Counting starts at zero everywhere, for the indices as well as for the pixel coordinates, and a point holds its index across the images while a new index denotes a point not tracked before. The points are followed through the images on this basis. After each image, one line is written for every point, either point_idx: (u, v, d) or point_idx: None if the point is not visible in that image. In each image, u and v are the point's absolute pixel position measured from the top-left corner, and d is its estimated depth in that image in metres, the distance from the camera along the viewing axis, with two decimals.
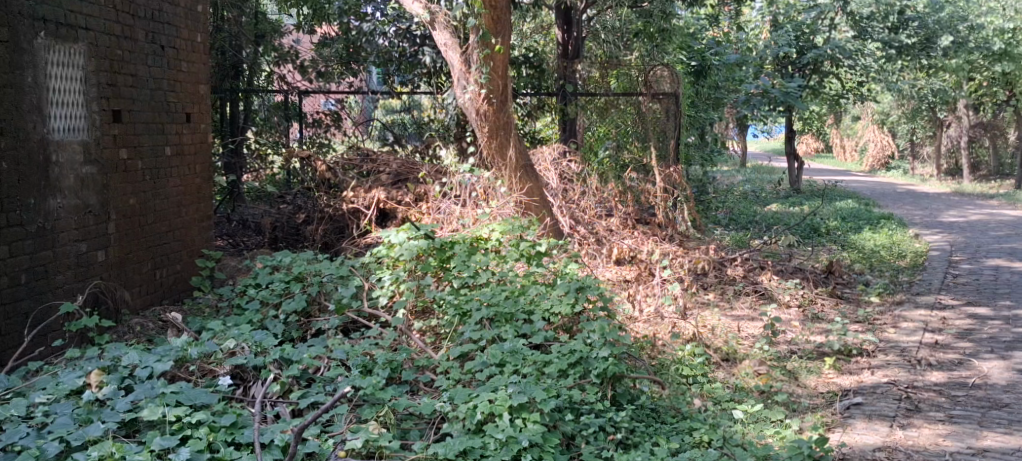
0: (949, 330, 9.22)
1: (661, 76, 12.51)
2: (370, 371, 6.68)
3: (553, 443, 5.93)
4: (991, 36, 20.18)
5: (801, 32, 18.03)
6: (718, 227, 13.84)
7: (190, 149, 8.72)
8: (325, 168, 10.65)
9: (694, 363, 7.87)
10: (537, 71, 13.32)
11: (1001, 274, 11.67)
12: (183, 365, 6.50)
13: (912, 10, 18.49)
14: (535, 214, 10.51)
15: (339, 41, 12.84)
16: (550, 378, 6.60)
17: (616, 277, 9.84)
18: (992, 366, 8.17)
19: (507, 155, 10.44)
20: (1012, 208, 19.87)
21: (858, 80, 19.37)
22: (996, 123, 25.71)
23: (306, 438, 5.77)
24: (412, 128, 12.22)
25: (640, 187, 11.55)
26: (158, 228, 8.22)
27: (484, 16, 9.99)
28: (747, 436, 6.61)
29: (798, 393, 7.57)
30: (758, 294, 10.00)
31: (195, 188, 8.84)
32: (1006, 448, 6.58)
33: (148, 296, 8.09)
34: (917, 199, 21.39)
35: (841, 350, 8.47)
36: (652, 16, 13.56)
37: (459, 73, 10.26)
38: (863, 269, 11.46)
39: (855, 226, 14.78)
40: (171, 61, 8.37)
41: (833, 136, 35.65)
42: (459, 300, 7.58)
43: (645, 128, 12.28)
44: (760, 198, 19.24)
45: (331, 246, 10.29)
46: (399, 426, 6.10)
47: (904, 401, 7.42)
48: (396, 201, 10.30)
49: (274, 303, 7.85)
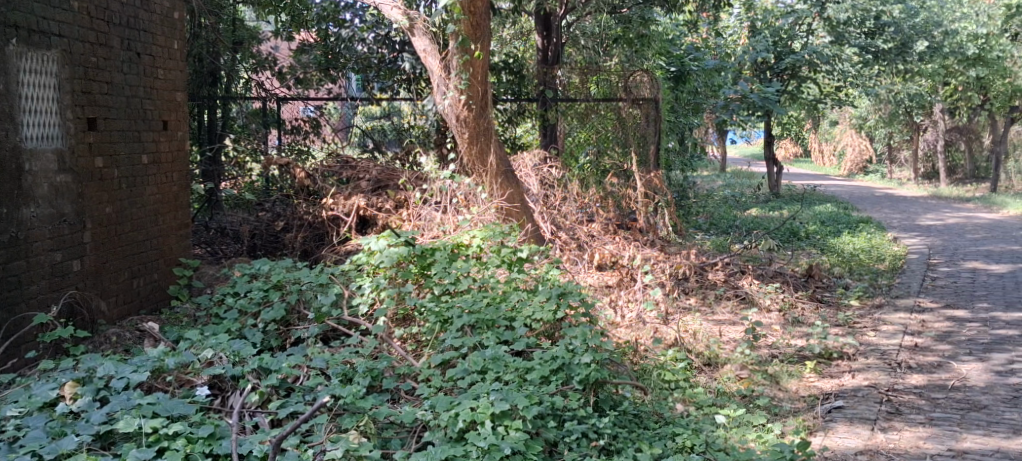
0: (928, 332, 9.25)
1: (641, 81, 12.40)
2: (350, 379, 6.63)
3: (536, 450, 5.88)
4: (965, 42, 20.41)
5: (779, 37, 18.30)
6: (699, 232, 13.87)
7: (167, 158, 8.63)
8: (304, 175, 10.53)
9: (676, 368, 7.82)
10: (517, 77, 13.22)
11: (977, 277, 11.73)
12: (160, 375, 6.41)
13: (889, 15, 18.31)
14: (516, 219, 10.47)
15: (317, 47, 12.77)
16: (532, 385, 6.57)
17: (598, 283, 9.82)
18: (971, 368, 8.18)
19: (487, 161, 10.42)
20: (988, 211, 19.94)
21: (836, 85, 19.42)
22: (971, 127, 25.95)
23: (285, 449, 5.70)
24: (392, 135, 12.35)
25: (621, 192, 11.54)
26: (135, 237, 8.12)
27: (463, 22, 9.90)
28: (730, 440, 6.58)
29: (780, 397, 7.56)
30: (739, 298, 10.01)
31: (172, 196, 8.74)
32: (985, 450, 6.58)
33: (125, 305, 7.98)
34: (895, 203, 21.45)
35: (822, 354, 8.47)
36: (630, 22, 13.53)
37: (438, 79, 10.23)
38: (842, 273, 11.47)
39: (834, 230, 14.80)
40: (147, 68, 8.28)
41: (811, 142, 35.87)
42: (440, 307, 7.54)
43: (625, 133, 12.31)
44: (740, 202, 19.25)
45: (311, 253, 10.22)
46: (380, 435, 6.06)
47: (886, 404, 7.42)
48: (376, 208, 10.22)
49: (253, 312, 7.78)
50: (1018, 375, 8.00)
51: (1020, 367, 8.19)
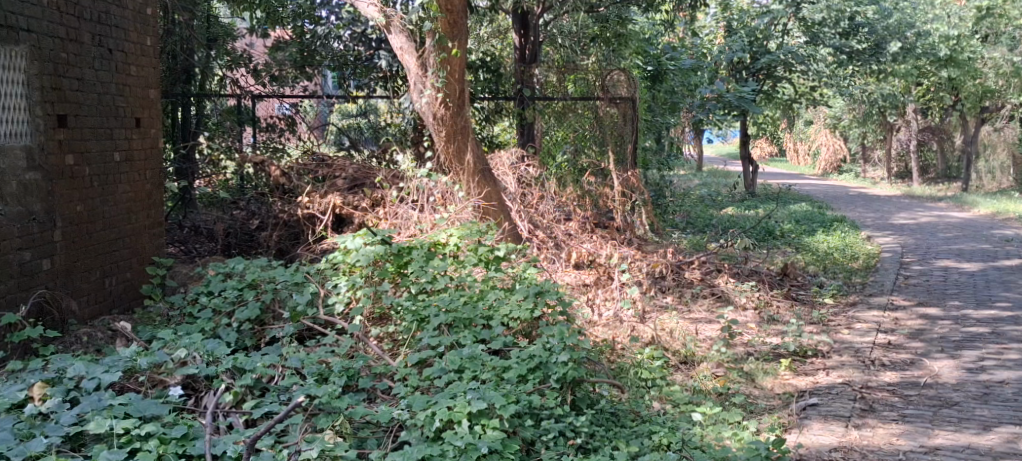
0: (901, 330, 9.29)
1: (618, 80, 12.51)
2: (326, 379, 6.58)
3: (513, 449, 5.85)
4: (937, 43, 20.54)
5: (755, 37, 18.30)
6: (675, 230, 13.89)
7: (140, 155, 8.53)
8: (279, 173, 10.47)
9: (653, 366, 7.81)
10: (494, 75, 13.26)
11: (949, 275, 11.79)
12: (132, 375, 6.34)
13: (863, 16, 18.51)
14: (494, 218, 10.39)
15: (293, 45, 12.68)
16: (510, 383, 6.54)
17: (575, 282, 9.81)
18: (943, 365, 8.23)
19: (465, 159, 10.35)
20: (960, 210, 20.10)
21: (810, 85, 19.47)
22: (943, 128, 26.14)
23: (260, 449, 5.65)
24: (368, 133, 12.16)
25: (598, 191, 11.52)
26: (107, 235, 8.02)
27: (439, 20, 9.89)
28: (706, 438, 6.57)
29: (755, 394, 7.57)
30: (715, 297, 10.03)
31: (145, 194, 8.62)
32: (957, 446, 6.62)
33: (97, 305, 7.89)
34: (869, 203, 21.40)
35: (796, 351, 8.49)
36: (607, 21, 13.55)
37: (415, 77, 10.15)
38: (817, 271, 11.50)
39: (809, 229, 14.85)
40: (120, 65, 8.18)
41: (786, 141, 36.02)
42: (417, 306, 7.50)
43: (603, 132, 12.27)
44: (716, 201, 19.29)
45: (286, 252, 10.16)
46: (356, 435, 6.02)
47: (860, 401, 7.43)
48: (352, 207, 10.16)
49: (227, 311, 7.70)
50: (988, 372, 8.04)
51: (990, 364, 8.24)
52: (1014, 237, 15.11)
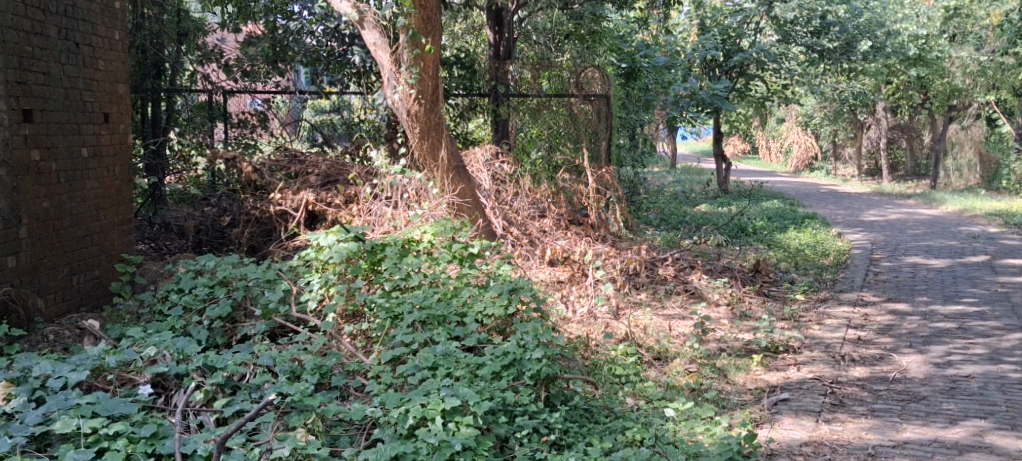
0: (871, 326, 9.34)
1: (592, 77, 12.57)
2: (298, 377, 6.52)
3: (487, 446, 5.84)
4: (906, 43, 20.70)
5: (727, 36, 18.47)
6: (649, 227, 13.91)
7: (108, 151, 8.40)
8: (251, 170, 10.41)
9: (627, 362, 7.80)
10: (468, 72, 13.06)
11: (918, 271, 11.88)
12: (100, 374, 6.28)
13: (833, 15, 18.37)
14: (468, 215, 10.32)
15: (265, 40, 12.57)
16: (483, 380, 6.52)
17: (549, 279, 9.80)
18: (911, 360, 8.28)
19: (439, 156, 10.26)
20: (928, 207, 20.28)
21: (783, 83, 19.55)
22: (912, 125, 26.34)
23: (230, 448, 5.60)
24: (341, 129, 12.08)
25: (573, 188, 11.44)
26: (75, 232, 7.92)
27: (413, 16, 9.86)
28: (679, 433, 6.57)
29: (727, 390, 7.58)
30: (688, 293, 10.03)
31: (114, 191, 8.48)
32: (924, 440, 6.66)
33: (65, 303, 7.78)
34: (840, 200, 21.54)
35: (768, 347, 8.51)
36: (582, 18, 13.58)
37: (389, 73, 10.10)
38: (789, 268, 11.55)
39: (781, 226, 14.91)
40: (87, 59, 8.06)
41: (759, 138, 36.19)
42: (391, 302, 7.44)
43: (577, 129, 12.37)
44: (690, 198, 19.36)
45: (257, 249, 10.03)
46: (328, 432, 5.98)
47: (830, 396, 7.47)
48: (325, 203, 10.09)
49: (198, 309, 7.63)
50: (956, 366, 8.10)
51: (957, 359, 8.29)
52: (980, 234, 15.26)
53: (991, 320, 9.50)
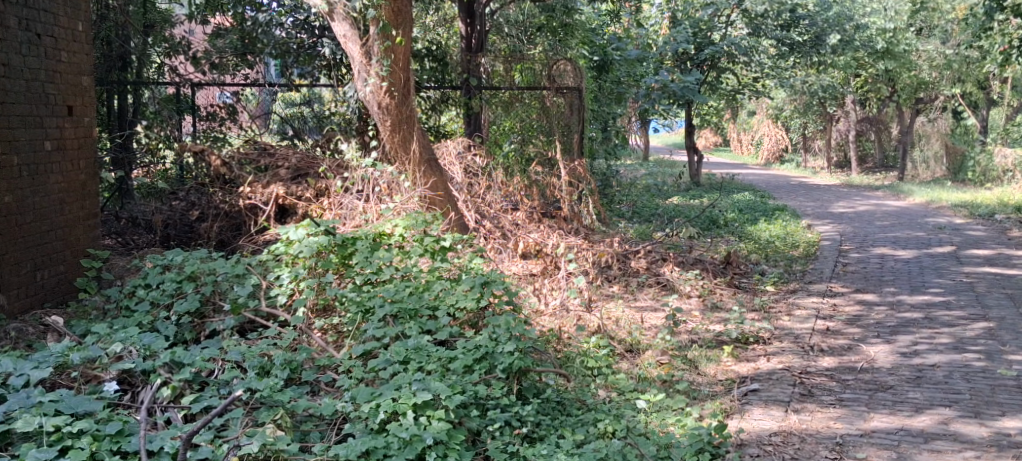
0: (839, 316, 9.40)
1: (564, 70, 12.51)
2: (267, 372, 6.47)
3: (459, 440, 5.81)
4: (874, 36, 20.83)
5: (698, 29, 18.34)
6: (622, 220, 13.92)
7: (72, 144, 8.27)
8: (219, 163, 10.28)
9: (599, 354, 7.81)
10: (440, 64, 13.16)
11: (886, 262, 11.98)
12: (64, 371, 6.20)
13: (803, 9, 18.63)
14: (440, 208, 10.28)
15: (233, 31, 12.40)
16: (455, 374, 6.49)
17: (522, 272, 9.81)
18: (879, 350, 8.33)
19: (411, 148, 10.26)
20: (896, 199, 20.46)
21: (753, 76, 19.64)
22: (880, 118, 26.56)
23: (198, 445, 5.53)
24: (312, 122, 12.04)
25: (545, 181, 11.54)
26: (38, 227, 7.81)
27: (384, 8, 9.75)
28: (650, 425, 6.57)
29: (698, 381, 7.59)
30: (660, 286, 10.07)
31: (79, 185, 8.36)
32: (891, 428, 6.70)
33: (29, 299, 7.68)
34: (809, 192, 21.73)
35: (738, 338, 8.53)
36: (554, 10, 13.50)
37: (359, 66, 9.99)
38: (759, 259, 11.60)
39: (751, 218, 14.98)
40: (49, 51, 7.94)
41: (730, 130, 36.34)
42: (362, 296, 7.40)
43: (550, 122, 12.21)
44: (662, 191, 19.42)
45: (227, 243, 9.96)
46: (298, 428, 5.93)
47: (799, 386, 7.50)
48: (296, 197, 10.03)
49: (165, 304, 7.54)
50: (921, 356, 8.16)
51: (923, 348, 8.36)
52: (946, 225, 15.41)
53: (956, 309, 9.59)
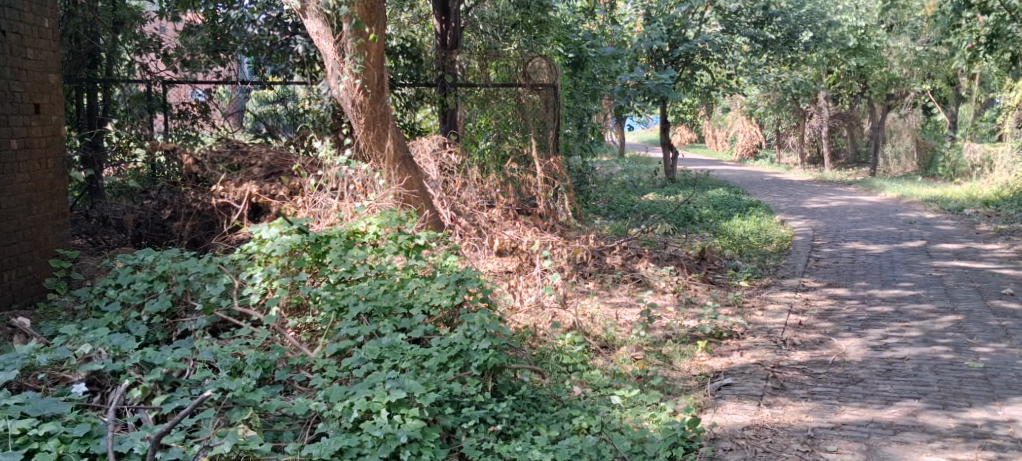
0: (812, 311, 9.46)
1: (539, 67, 12.28)
2: (240, 372, 6.44)
3: (433, 437, 5.83)
4: (846, 33, 21.06)
5: (673, 26, 18.18)
6: (597, 217, 13.96)
7: (40, 143, 8.20)
8: (191, 162, 10.25)
9: (574, 351, 7.83)
10: (414, 61, 13.18)
11: (858, 257, 12.06)
12: (31, 373, 6.16)
13: (776, 6, 18.76)
14: (415, 206, 10.26)
15: (204, 28, 12.38)
16: (430, 371, 6.48)
17: (498, 269, 9.85)
18: (850, 344, 8.39)
19: (384, 147, 10.21)
20: (868, 194, 20.64)
21: (727, 73, 19.65)
22: (852, 114, 26.72)
23: (169, 446, 5.50)
24: (286, 120, 11.91)
25: (521, 178, 11.52)
26: (4, 227, 7.73)
27: (356, 4, 9.70)
28: (625, 420, 6.59)
29: (672, 376, 7.63)
30: (635, 281, 10.09)
31: (47, 184, 8.29)
32: (861, 421, 6.76)
33: None
34: (783, 188, 21.90)
35: (712, 333, 8.57)
36: (528, 7, 13.58)
37: (333, 63, 9.97)
38: (733, 255, 11.64)
39: (726, 213, 15.05)
40: (14, 48, 7.85)
41: (705, 127, 36.49)
42: (335, 295, 7.35)
43: (525, 120, 12.08)
44: (638, 188, 19.47)
45: (199, 243, 9.89)
46: (270, 428, 5.92)
47: (771, 380, 7.54)
48: (270, 195, 9.99)
49: (136, 304, 7.49)
50: (892, 349, 8.23)
51: (893, 342, 8.42)
52: (917, 219, 15.53)
53: (926, 303, 9.68)
